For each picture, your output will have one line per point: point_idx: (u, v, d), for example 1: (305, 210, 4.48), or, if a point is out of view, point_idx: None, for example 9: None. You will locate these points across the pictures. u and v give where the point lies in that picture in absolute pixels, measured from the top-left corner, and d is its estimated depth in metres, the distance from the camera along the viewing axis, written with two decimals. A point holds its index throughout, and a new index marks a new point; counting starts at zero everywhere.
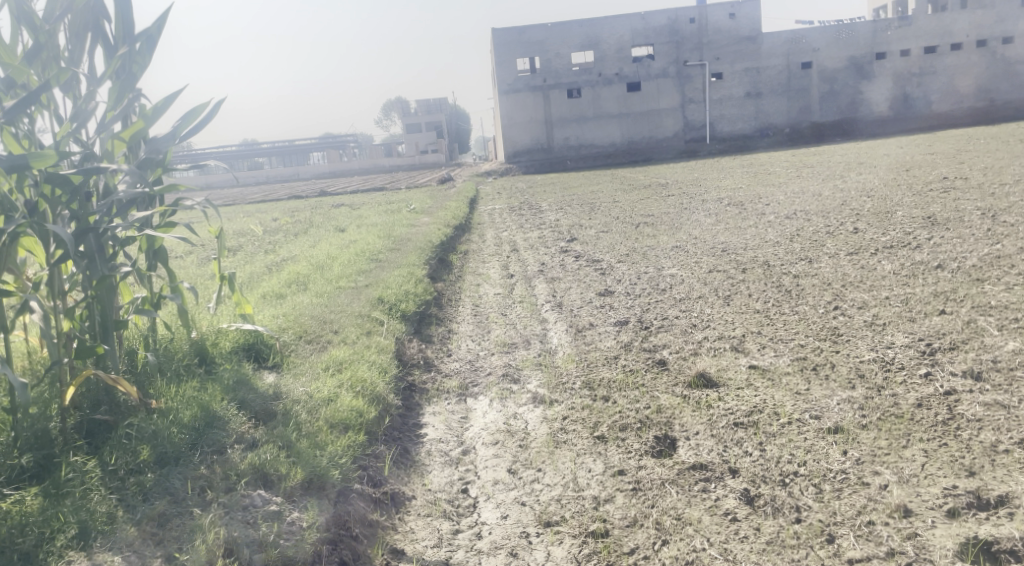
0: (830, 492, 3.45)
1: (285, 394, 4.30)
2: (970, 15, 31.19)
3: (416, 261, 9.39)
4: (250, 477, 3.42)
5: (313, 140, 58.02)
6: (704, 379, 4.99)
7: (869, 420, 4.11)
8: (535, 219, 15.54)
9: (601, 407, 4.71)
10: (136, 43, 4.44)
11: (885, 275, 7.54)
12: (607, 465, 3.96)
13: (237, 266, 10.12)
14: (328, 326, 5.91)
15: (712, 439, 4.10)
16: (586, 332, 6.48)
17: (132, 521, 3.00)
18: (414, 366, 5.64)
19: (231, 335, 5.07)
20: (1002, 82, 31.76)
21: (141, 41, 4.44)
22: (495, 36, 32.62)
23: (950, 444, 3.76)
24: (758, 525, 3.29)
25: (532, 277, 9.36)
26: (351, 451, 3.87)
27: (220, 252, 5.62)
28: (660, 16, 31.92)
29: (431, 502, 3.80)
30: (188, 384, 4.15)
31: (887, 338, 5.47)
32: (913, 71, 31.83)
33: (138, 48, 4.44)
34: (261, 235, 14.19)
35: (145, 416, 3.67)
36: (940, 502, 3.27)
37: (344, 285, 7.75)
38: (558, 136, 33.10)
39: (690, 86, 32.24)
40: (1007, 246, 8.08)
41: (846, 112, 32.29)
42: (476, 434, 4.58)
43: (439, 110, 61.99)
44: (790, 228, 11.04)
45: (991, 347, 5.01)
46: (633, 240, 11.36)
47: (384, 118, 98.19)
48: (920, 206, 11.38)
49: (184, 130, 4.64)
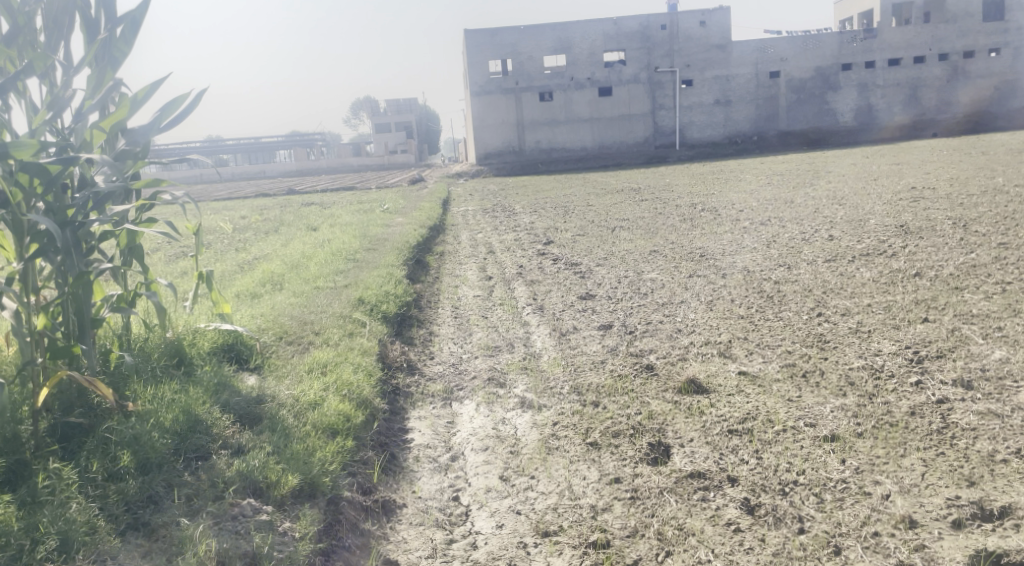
0: (832, 501, 3.40)
1: (268, 398, 4.15)
2: (933, 29, 31.84)
3: (394, 261, 9.23)
4: (238, 485, 3.27)
5: (281, 137, 57.34)
6: (695, 385, 4.92)
7: (865, 428, 4.07)
8: (509, 222, 15.44)
9: (592, 413, 4.62)
10: (118, 27, 4.26)
11: (864, 283, 7.58)
12: (602, 472, 3.86)
13: (208, 265, 9.88)
14: (310, 327, 5.75)
15: (706, 447, 4.04)
16: (571, 336, 6.40)
17: (114, 534, 2.85)
18: (398, 369, 5.50)
19: (209, 334, 4.88)
20: (963, 95, 32.44)
21: (123, 26, 4.26)
22: (467, 38, 32.53)
23: (948, 454, 3.73)
24: (762, 536, 3.23)
25: (511, 280, 9.26)
26: (340, 458, 3.73)
27: (197, 249, 5.41)
28: (632, 21, 32.08)
29: (422, 510, 3.67)
30: (167, 385, 3.97)
31: (873, 345, 5.47)
32: (879, 82, 32.39)
33: (120, 33, 4.26)
34: (230, 232, 13.91)
35: (122, 420, 3.49)
36: (944, 513, 3.25)
37: (321, 285, 7.58)
38: (529, 139, 33.06)
39: (660, 92, 32.47)
40: (981, 255, 8.18)
41: (812, 120, 32.71)
42: (464, 439, 4.46)
43: (409, 110, 61.70)
44: (766, 234, 11.09)
45: (978, 356, 5.03)
46: (611, 244, 11.30)
47: (353, 117, 97.31)
48: (891, 214, 11.50)
49: (163, 121, 4.46)
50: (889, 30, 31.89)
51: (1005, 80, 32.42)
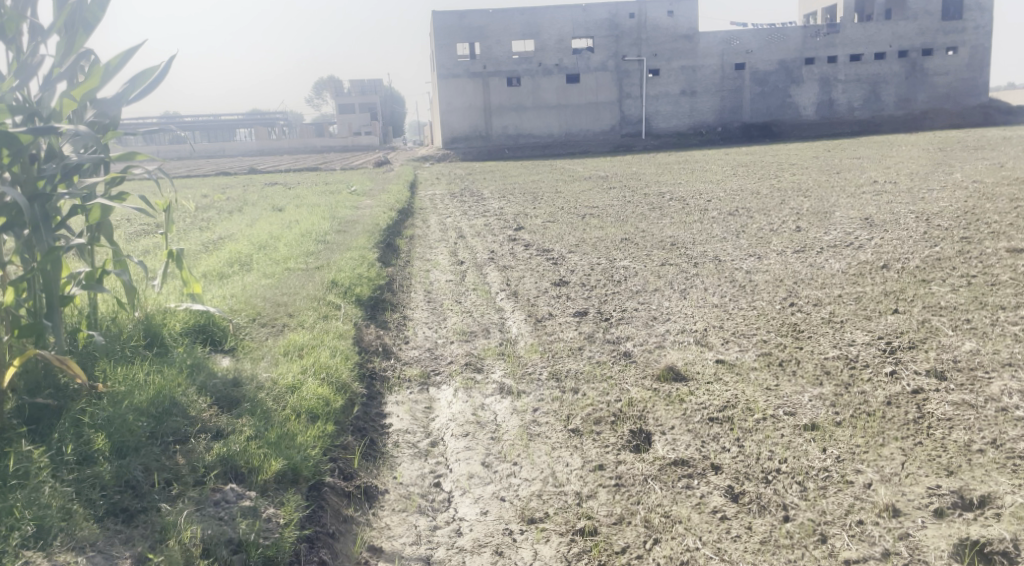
0: (815, 490, 3.42)
1: (245, 380, 4.04)
2: (893, 25, 32.31)
3: (365, 244, 9.10)
4: (219, 469, 3.18)
5: (243, 116, 56.31)
6: (673, 372, 4.92)
7: (843, 418, 4.11)
8: (478, 207, 15.35)
9: (572, 400, 4.59)
10: None
11: (834, 274, 7.66)
12: (586, 459, 3.84)
13: (172, 243, 9.63)
14: (284, 309, 5.63)
15: (688, 434, 4.04)
16: (547, 322, 6.36)
17: (92, 520, 2.75)
18: (374, 353, 5.42)
19: (180, 314, 4.74)
20: (921, 92, 33.04)
21: None
22: (435, 20, 32.19)
23: (925, 444, 3.78)
24: (748, 524, 3.24)
25: (483, 265, 9.19)
26: (321, 443, 3.64)
27: (167, 227, 5.24)
28: (601, 9, 32.11)
29: (405, 496, 3.61)
30: (140, 366, 3.85)
31: (847, 335, 5.53)
32: (840, 77, 32.85)
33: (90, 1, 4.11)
34: (193, 211, 13.60)
35: (95, 401, 3.37)
36: (926, 502, 3.29)
37: (292, 266, 7.43)
38: (495, 124, 32.92)
39: (627, 81, 32.57)
40: (945, 249, 8.32)
41: (775, 113, 33.09)
42: (444, 425, 4.40)
43: (374, 91, 61.03)
44: (735, 224, 11.16)
45: (949, 348, 5.10)
46: (582, 231, 11.30)
47: (317, 97, 95.93)
48: (856, 207, 11.67)
49: (133, 93, 4.31)
50: (851, 25, 32.32)
51: (962, 79, 33.07)
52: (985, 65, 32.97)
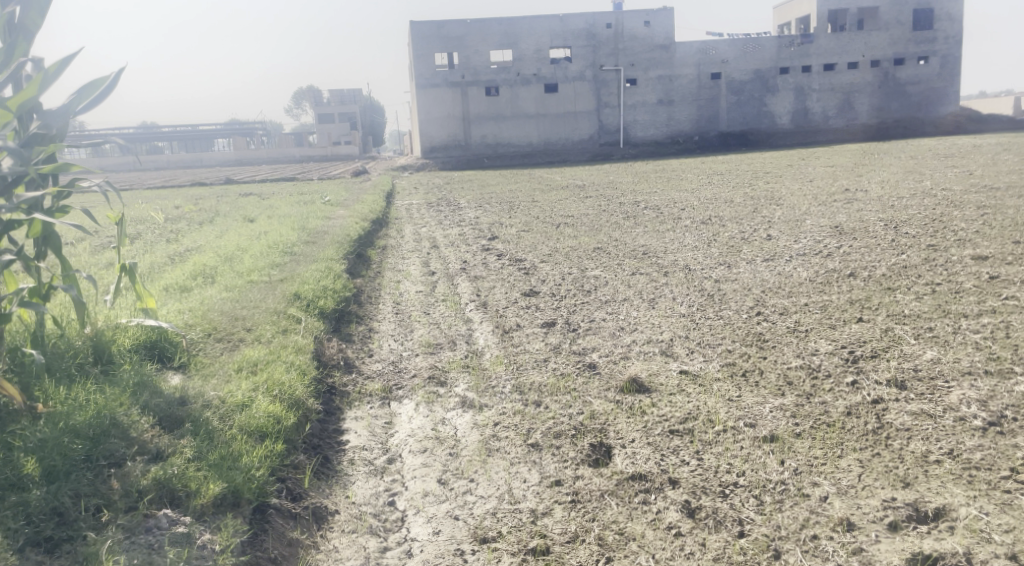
0: (771, 504, 3.40)
1: (193, 398, 3.94)
2: (866, 36, 32.70)
3: (334, 255, 8.99)
4: (154, 494, 3.09)
5: (220, 126, 55.91)
6: (636, 384, 4.87)
7: (803, 428, 4.08)
8: (454, 216, 15.26)
9: (534, 413, 4.53)
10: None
11: (801, 282, 7.68)
12: (544, 475, 3.78)
13: (136, 256, 9.46)
14: (242, 323, 5.53)
15: (648, 448, 3.99)
16: (514, 333, 6.29)
17: (12, 550, 2.66)
18: (335, 367, 5.33)
19: (131, 331, 4.63)
20: (893, 101, 33.42)
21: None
22: (413, 30, 32.19)
23: (883, 454, 3.76)
24: (703, 540, 3.21)
25: (454, 275, 9.13)
26: (268, 463, 3.56)
27: (120, 240, 5.12)
28: (579, 19, 32.24)
29: (355, 516, 3.52)
30: (82, 385, 3.75)
31: (811, 344, 5.52)
32: (814, 87, 33.19)
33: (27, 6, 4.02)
34: (162, 222, 13.43)
35: (30, 424, 3.27)
36: (881, 515, 3.28)
37: (255, 279, 7.31)
38: (474, 134, 32.88)
39: (605, 90, 32.71)
40: (912, 256, 8.37)
41: (751, 121, 33.34)
42: (402, 441, 4.32)
43: (353, 100, 60.91)
44: (707, 233, 11.18)
45: (911, 356, 5.10)
46: (555, 240, 11.26)
47: (297, 107, 95.35)
48: (827, 215, 11.73)
49: (80, 105, 4.21)
50: (824, 35, 32.66)
51: (934, 88, 33.44)
52: (956, 74, 33.36)
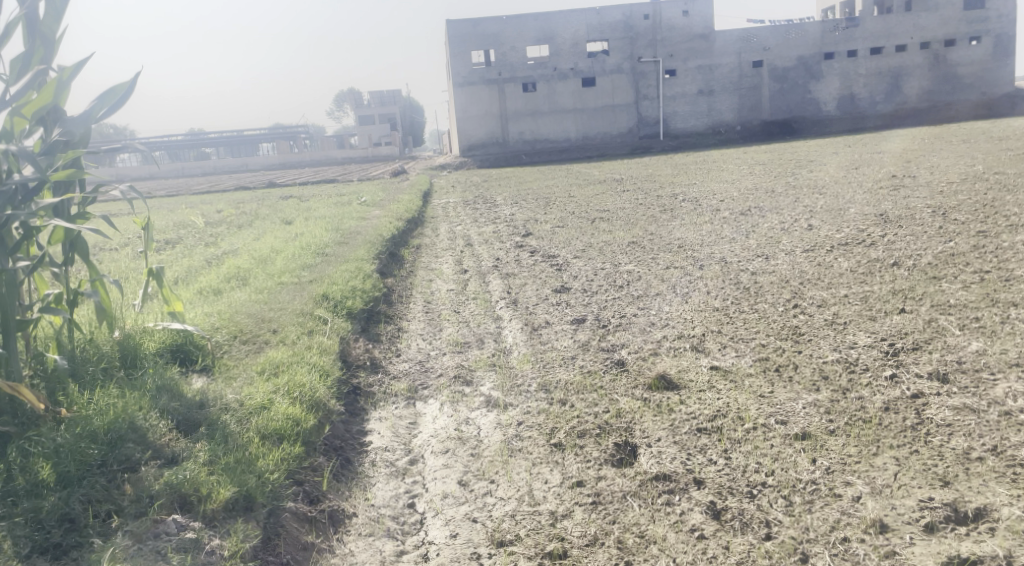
0: (801, 505, 3.27)
1: (212, 401, 3.96)
2: (914, 17, 31.74)
3: (365, 255, 9.01)
4: (166, 499, 3.10)
5: (264, 130, 56.78)
6: (665, 381, 4.74)
7: (837, 425, 3.92)
8: (489, 214, 15.21)
9: (558, 411, 4.44)
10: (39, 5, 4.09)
11: (842, 273, 7.44)
12: (565, 475, 3.70)
13: (174, 260, 9.59)
14: (268, 325, 5.54)
15: (674, 447, 3.87)
16: (542, 331, 6.21)
17: (18, 557, 2.71)
18: (360, 367, 5.32)
19: (157, 335, 4.69)
20: (944, 83, 32.40)
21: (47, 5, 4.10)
22: (450, 28, 32.23)
23: (922, 452, 3.59)
24: (726, 543, 3.11)
25: (486, 273, 9.07)
26: (285, 466, 3.57)
27: (147, 245, 5.16)
28: (615, 12, 31.98)
29: (373, 519, 3.50)
30: (104, 389, 3.78)
31: (849, 337, 5.32)
32: (861, 71, 32.31)
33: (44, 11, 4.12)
34: (201, 226, 13.64)
35: (49, 428, 3.32)
36: (917, 516, 3.13)
37: (285, 280, 7.35)
38: (512, 130, 32.83)
39: (644, 82, 32.34)
40: (960, 243, 8.06)
41: (795, 109, 32.64)
42: (425, 442, 4.27)
43: (393, 101, 61.39)
44: (745, 224, 10.93)
45: (954, 348, 4.88)
46: (590, 235, 11.12)
47: (337, 109, 96.29)
48: (871, 203, 11.39)
49: (102, 110, 4.24)
50: (870, 18, 31.79)
51: (987, 68, 32.32)
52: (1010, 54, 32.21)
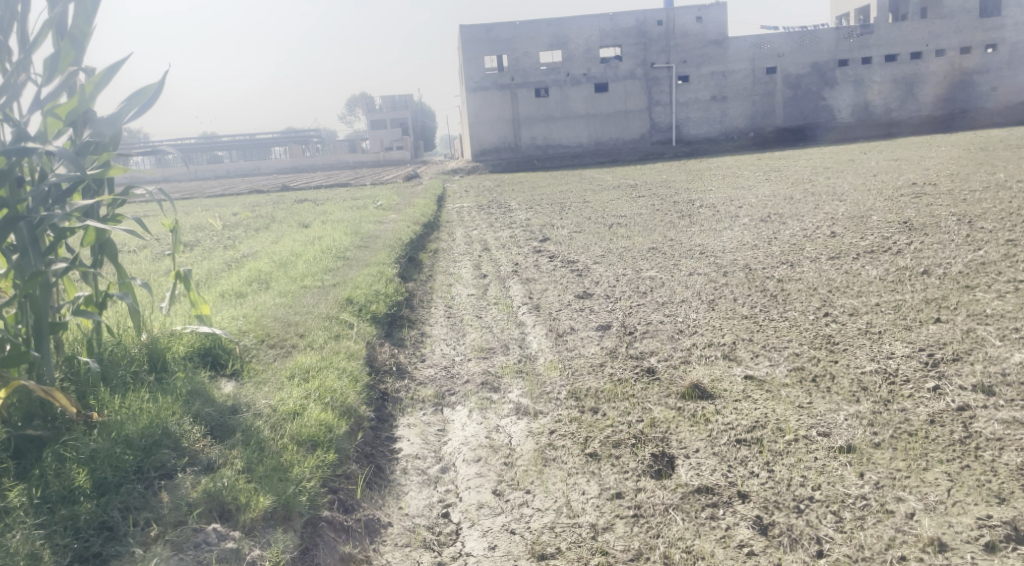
0: (852, 521, 3.17)
1: (245, 407, 3.89)
2: (929, 24, 31.51)
3: (385, 259, 8.93)
4: (203, 508, 3.03)
5: (276, 134, 56.96)
6: (699, 390, 4.64)
7: (882, 438, 3.80)
8: (505, 218, 15.13)
9: (591, 420, 4.34)
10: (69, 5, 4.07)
11: (871, 281, 7.32)
12: (603, 486, 3.61)
13: (194, 263, 9.54)
14: (294, 329, 5.48)
15: (714, 458, 3.77)
16: (568, 337, 6.11)
17: None
18: (387, 373, 5.24)
19: (185, 338, 4.63)
20: (959, 91, 32.16)
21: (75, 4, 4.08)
22: (463, 34, 32.22)
23: (974, 467, 3.48)
24: (778, 560, 3.01)
25: (506, 278, 8.98)
26: (319, 473, 3.50)
27: (174, 248, 5.09)
28: (628, 18, 31.82)
29: (409, 529, 3.43)
30: (136, 393, 3.71)
31: (885, 347, 5.20)
32: (875, 78, 32.09)
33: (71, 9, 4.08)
34: (219, 229, 13.62)
35: (84, 432, 3.26)
36: (976, 535, 3.03)
37: (308, 284, 7.29)
38: (524, 135, 32.76)
39: (656, 88, 32.21)
40: (990, 252, 7.91)
41: (808, 116, 32.45)
42: (456, 449, 4.17)
43: (405, 105, 61.50)
44: (766, 231, 10.80)
45: (996, 359, 4.76)
46: (608, 241, 11.01)
47: (350, 113, 96.79)
48: (893, 210, 11.24)
49: (130, 113, 4.19)
50: (885, 25, 31.56)
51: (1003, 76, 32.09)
52: None
